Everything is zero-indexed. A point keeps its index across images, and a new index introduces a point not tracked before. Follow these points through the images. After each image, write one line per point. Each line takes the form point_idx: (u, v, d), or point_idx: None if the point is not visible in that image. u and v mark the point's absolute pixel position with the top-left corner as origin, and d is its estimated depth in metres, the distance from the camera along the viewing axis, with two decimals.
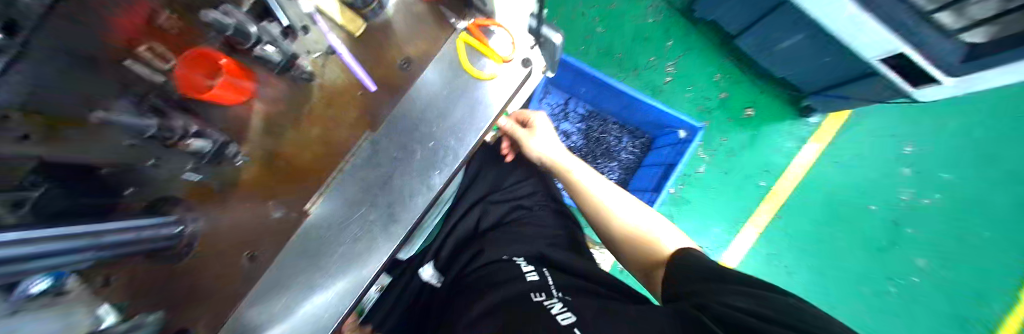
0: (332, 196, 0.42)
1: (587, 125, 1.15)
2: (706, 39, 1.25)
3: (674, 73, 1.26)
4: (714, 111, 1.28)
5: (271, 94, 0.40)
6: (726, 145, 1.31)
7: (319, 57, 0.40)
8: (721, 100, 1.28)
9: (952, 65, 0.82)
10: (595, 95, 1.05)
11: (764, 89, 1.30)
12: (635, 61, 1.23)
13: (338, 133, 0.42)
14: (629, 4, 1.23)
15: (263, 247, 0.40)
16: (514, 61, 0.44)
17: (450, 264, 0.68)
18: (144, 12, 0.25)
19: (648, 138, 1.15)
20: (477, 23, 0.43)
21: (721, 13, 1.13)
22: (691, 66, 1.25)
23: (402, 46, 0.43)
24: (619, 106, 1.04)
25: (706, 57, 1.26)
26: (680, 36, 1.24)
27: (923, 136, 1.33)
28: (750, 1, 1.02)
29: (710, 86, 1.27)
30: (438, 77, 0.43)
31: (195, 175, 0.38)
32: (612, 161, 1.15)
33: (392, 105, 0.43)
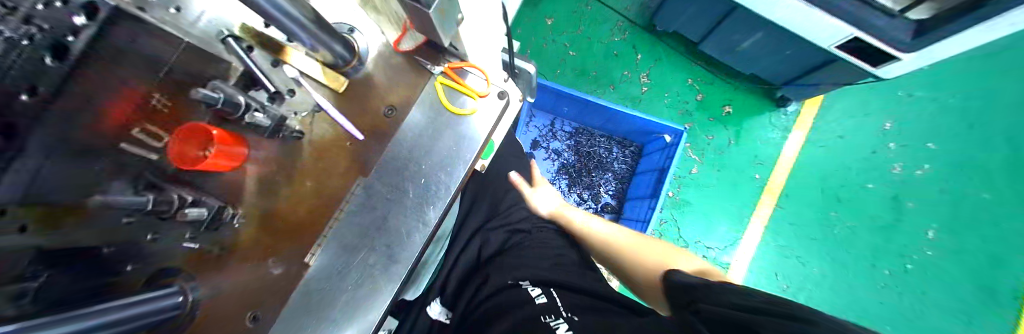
0: (329, 244, 0.41)
1: (576, 141, 1.18)
2: (671, 50, 1.38)
3: (649, 85, 1.35)
4: (694, 113, 1.35)
5: (264, 157, 0.41)
6: (714, 142, 1.35)
7: (305, 116, 0.42)
8: (699, 102, 1.36)
9: (904, 42, 0.79)
10: (579, 112, 1.10)
11: (736, 86, 1.38)
12: (610, 78, 1.33)
13: (330, 183, 0.43)
14: (597, 29, 1.36)
15: (265, 304, 0.39)
16: (491, 94, 0.46)
17: (460, 293, 0.63)
18: (131, 97, 0.30)
19: (637, 146, 1.18)
20: (451, 66, 0.45)
21: (678, 26, 1.27)
22: (662, 75, 1.36)
23: (385, 95, 0.45)
24: (603, 119, 1.08)
25: (674, 65, 1.37)
26: (647, 50, 1.36)
27: (901, 111, 1.38)
28: (698, 15, 1.16)
29: (686, 90, 1.37)
30: (422, 118, 0.45)
31: (194, 243, 0.38)
32: (606, 172, 1.16)
33: (381, 150, 0.44)
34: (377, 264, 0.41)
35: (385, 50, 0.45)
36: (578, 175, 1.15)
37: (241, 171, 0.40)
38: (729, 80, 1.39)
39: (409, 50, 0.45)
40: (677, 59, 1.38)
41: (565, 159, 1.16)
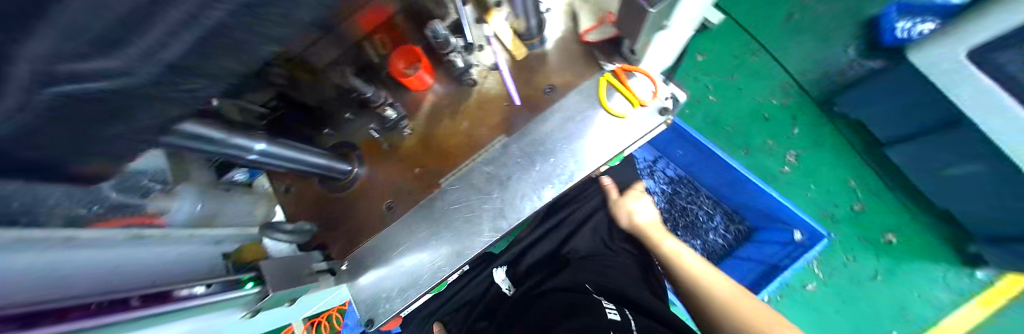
0: (461, 177, 0.48)
1: (674, 189, 0.95)
2: (854, 131, 0.91)
3: (800, 163, 0.93)
4: (844, 223, 0.91)
5: (442, 90, 0.50)
6: (853, 269, 0.90)
7: (485, 68, 0.50)
8: (855, 213, 0.91)
9: None
10: (695, 162, 0.88)
11: (923, 217, 0.90)
12: (748, 139, 0.94)
13: (479, 130, 0.50)
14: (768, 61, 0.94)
15: (398, 201, 0.48)
16: (650, 106, 0.47)
17: (525, 277, 0.68)
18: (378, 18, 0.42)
19: (746, 226, 0.92)
20: (623, 67, 0.47)
21: (878, 112, 0.84)
22: (821, 160, 0.92)
23: (551, 74, 0.49)
24: (720, 181, 0.87)
25: (852, 153, 0.91)
26: (814, 124, 0.92)
27: None
28: (916, 107, 0.77)
29: (842, 192, 0.91)
30: (575, 107, 0.48)
31: (375, 133, 0.49)
32: (698, 238, 0.92)
33: (529, 120, 0.49)
34: (490, 209, 0.46)
35: (568, 38, 0.50)
36: None
37: (421, 94, 0.50)
38: (922, 209, 0.90)
39: (592, 41, 0.48)
40: (847, 149, 0.92)
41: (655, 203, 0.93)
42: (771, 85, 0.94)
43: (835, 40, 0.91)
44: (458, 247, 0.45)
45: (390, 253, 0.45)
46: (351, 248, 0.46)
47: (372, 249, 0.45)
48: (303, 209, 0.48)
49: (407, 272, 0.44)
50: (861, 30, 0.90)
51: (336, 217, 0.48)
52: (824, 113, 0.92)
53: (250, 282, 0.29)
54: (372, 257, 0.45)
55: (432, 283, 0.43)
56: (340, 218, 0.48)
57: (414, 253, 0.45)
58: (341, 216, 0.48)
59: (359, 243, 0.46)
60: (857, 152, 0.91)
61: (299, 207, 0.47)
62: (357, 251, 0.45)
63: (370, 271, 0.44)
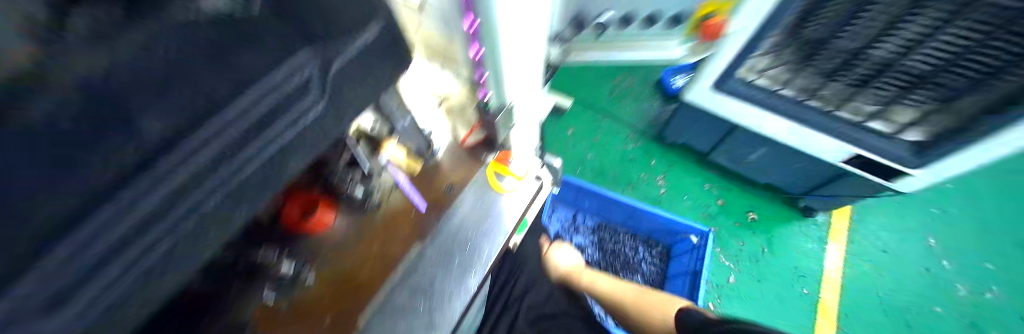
0: (382, 304, 0.46)
1: (599, 237, 1.11)
2: (685, 155, 1.25)
3: (668, 184, 1.21)
4: (717, 217, 1.16)
5: (344, 224, 0.51)
6: (745, 250, 1.11)
7: (388, 189, 0.54)
8: (722, 207, 1.18)
9: (905, 157, 0.75)
10: (602, 207, 1.06)
11: (760, 192, 1.19)
12: (628, 177, 1.22)
13: (394, 247, 0.51)
14: (610, 127, 1.30)
15: None
16: (528, 178, 0.58)
17: None
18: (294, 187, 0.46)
19: (664, 246, 1.07)
20: (500, 155, 0.58)
21: (688, 136, 1.15)
22: (679, 178, 1.22)
23: (448, 176, 0.58)
24: (625, 216, 1.04)
25: (690, 167, 1.24)
26: (661, 155, 1.25)
27: (944, 221, 1.14)
28: (704, 127, 1.06)
29: (705, 195, 1.20)
30: (472, 196, 0.56)
31: (270, 294, 0.44)
32: (635, 274, 1.05)
33: (436, 222, 0.53)
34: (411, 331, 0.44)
35: (454, 145, 0.61)
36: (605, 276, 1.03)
37: (322, 234, 0.49)
38: (761, 186, 1.20)
39: (472, 143, 0.60)
40: (688, 164, 1.24)
41: (590, 256, 1.08)
42: (619, 140, 1.28)
43: (641, 97, 1.34)
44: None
45: None
46: None
47: None
48: None
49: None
50: (653, 88, 1.34)
51: None
52: (660, 144, 1.27)
53: None
54: None
55: None
56: None
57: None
58: None
59: None
60: (694, 163, 1.24)
61: None
62: None
63: None
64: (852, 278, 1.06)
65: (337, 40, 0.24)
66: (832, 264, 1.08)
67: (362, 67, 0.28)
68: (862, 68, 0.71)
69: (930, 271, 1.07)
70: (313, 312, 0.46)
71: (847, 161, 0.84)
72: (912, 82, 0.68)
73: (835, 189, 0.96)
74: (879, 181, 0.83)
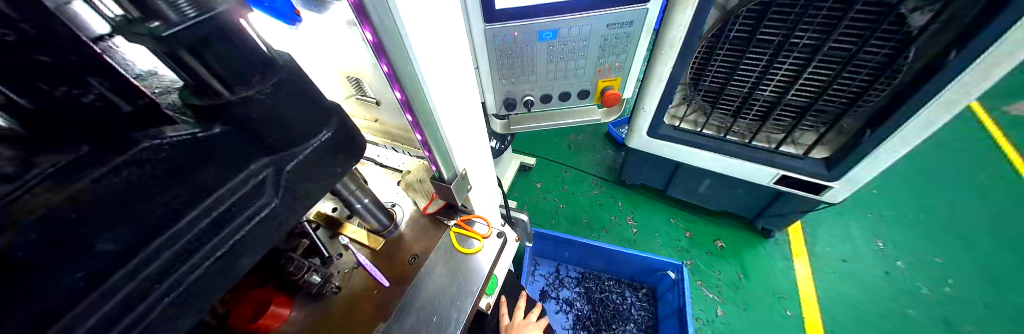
0: None
1: (585, 287, 1.08)
2: (648, 193, 1.35)
3: (639, 222, 1.26)
4: (691, 250, 1.20)
5: (301, 316, 0.50)
6: (725, 278, 1.13)
7: (348, 269, 0.55)
8: (691, 239, 1.23)
9: (825, 173, 0.87)
10: (580, 256, 1.07)
11: (720, 221, 1.28)
12: (600, 219, 1.26)
13: (354, 333, 0.48)
14: (575, 176, 1.42)
15: None
16: (492, 235, 0.61)
17: None
18: (247, 283, 0.49)
19: (649, 287, 1.06)
20: (462, 217, 0.62)
21: (644, 178, 1.25)
22: (646, 216, 1.28)
23: (412, 245, 0.59)
24: (603, 261, 1.05)
25: (655, 206, 1.32)
26: (625, 196, 1.34)
27: (881, 223, 1.25)
28: (654, 169, 1.17)
29: (675, 229, 1.25)
30: (438, 262, 0.57)
31: None
32: (627, 323, 0.98)
33: (401, 295, 0.52)
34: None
35: (415, 214, 0.63)
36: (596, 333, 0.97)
37: (277, 329, 0.48)
38: (719, 214, 1.30)
39: (432, 211, 0.63)
40: (652, 202, 1.33)
41: (579, 310, 1.03)
42: (584, 186, 1.38)
43: (598, 147, 1.52)
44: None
45: None
46: None
47: None
48: None
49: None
50: (604, 140, 1.55)
51: None
52: (624, 185, 1.37)
53: None
54: None
55: None
56: None
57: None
58: None
59: None
60: (658, 200, 1.33)
61: None
62: None
63: None
64: (828, 291, 1.08)
65: (295, 146, 0.29)
66: (807, 279, 1.11)
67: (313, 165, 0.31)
68: (757, 106, 0.86)
69: (891, 273, 1.11)
70: None
71: (778, 181, 0.94)
72: (798, 113, 0.83)
73: (777, 207, 1.07)
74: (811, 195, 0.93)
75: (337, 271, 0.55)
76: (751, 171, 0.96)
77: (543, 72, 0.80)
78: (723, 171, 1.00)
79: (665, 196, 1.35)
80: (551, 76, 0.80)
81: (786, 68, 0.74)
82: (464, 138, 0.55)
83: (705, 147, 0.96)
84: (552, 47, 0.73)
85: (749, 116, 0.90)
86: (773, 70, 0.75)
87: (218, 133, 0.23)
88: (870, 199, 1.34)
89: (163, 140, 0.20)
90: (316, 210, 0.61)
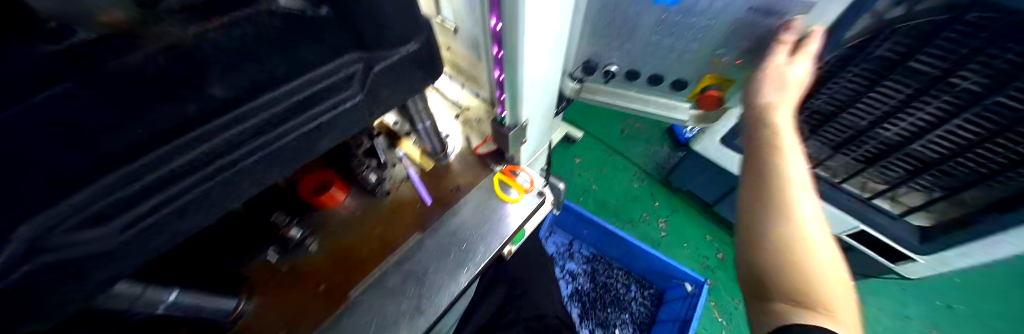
0: (372, 283, 0.49)
1: (592, 267, 1.10)
2: (692, 202, 1.26)
3: (671, 228, 1.21)
4: (717, 271, 1.14)
5: (354, 204, 0.56)
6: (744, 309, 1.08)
7: (398, 179, 0.59)
8: (722, 261, 1.16)
9: (913, 243, 0.76)
10: (599, 238, 1.06)
11: None
12: (629, 213, 1.24)
13: (395, 234, 0.54)
14: (620, 163, 1.35)
15: (299, 325, 0.45)
16: (533, 192, 0.59)
17: None
18: (318, 163, 0.55)
19: (657, 288, 1.05)
20: (508, 167, 0.61)
21: (695, 185, 1.16)
22: (683, 224, 1.22)
23: (458, 177, 0.61)
24: (622, 251, 1.03)
25: (696, 218, 1.24)
26: (665, 198, 1.27)
27: (948, 320, 1.08)
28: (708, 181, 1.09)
29: (706, 246, 1.18)
30: (476, 199, 0.58)
31: (273, 255, 0.48)
32: (624, 313, 1.01)
33: (440, 216, 0.56)
34: (393, 318, 0.46)
35: (466, 150, 0.64)
36: (591, 309, 1.01)
37: (333, 208, 0.54)
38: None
39: (483, 152, 0.63)
40: (695, 212, 1.25)
41: (579, 284, 1.07)
42: (627, 177, 1.32)
43: (655, 140, 1.39)
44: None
45: None
46: None
47: None
48: None
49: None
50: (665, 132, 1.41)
51: None
52: (668, 187, 1.29)
53: None
54: None
55: None
56: None
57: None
58: None
59: None
60: (702, 213, 1.23)
61: None
62: None
63: None
64: None
65: (385, 50, 0.29)
66: None
67: (398, 74, 0.32)
68: (868, 146, 0.72)
69: None
70: (308, 278, 0.48)
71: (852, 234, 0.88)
72: (918, 168, 0.69)
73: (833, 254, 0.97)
74: (876, 254, 0.88)
75: (391, 177, 0.59)
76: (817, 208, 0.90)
77: (641, 42, 0.60)
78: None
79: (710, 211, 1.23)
80: (648, 50, 0.61)
81: (919, 118, 0.61)
82: (537, 83, 0.50)
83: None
84: (665, 16, 0.53)
85: (854, 153, 0.76)
86: (902, 114, 0.62)
87: (322, 13, 0.29)
88: (947, 288, 1.15)
89: (280, 7, 0.27)
90: (382, 119, 0.63)
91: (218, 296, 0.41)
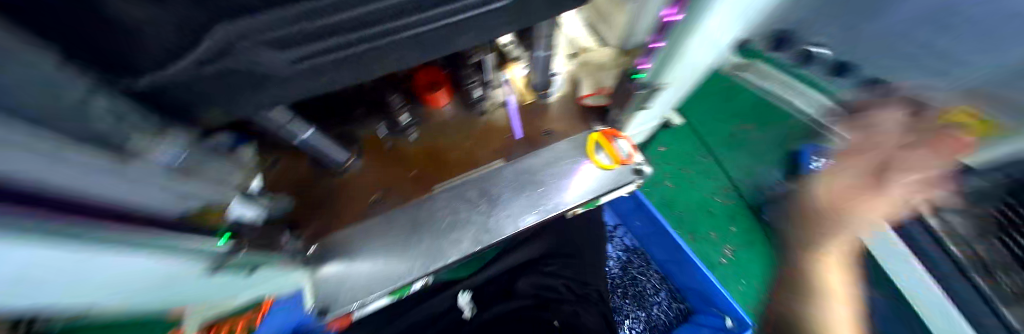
0: (452, 188, 0.52)
1: (627, 256, 1.10)
2: None
3: (736, 259, 1.07)
4: None
5: (453, 111, 0.57)
6: None
7: (497, 102, 0.58)
8: None
9: None
10: (648, 233, 1.02)
11: None
12: (694, 224, 1.10)
13: (480, 152, 0.56)
14: (712, 169, 1.15)
15: (393, 196, 0.52)
16: (628, 165, 0.54)
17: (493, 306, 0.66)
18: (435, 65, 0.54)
19: (688, 306, 1.01)
20: (610, 130, 0.54)
21: None
22: (753, 260, 1.06)
23: (552, 121, 0.58)
24: (670, 257, 0.98)
25: None
26: (746, 226, 1.08)
27: None
28: None
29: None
30: (567, 149, 0.54)
31: (383, 131, 0.54)
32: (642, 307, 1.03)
33: (525, 152, 0.55)
34: (458, 223, 0.50)
35: (569, 97, 0.59)
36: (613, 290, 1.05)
37: (438, 108, 0.56)
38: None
39: (589, 105, 0.57)
40: None
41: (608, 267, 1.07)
42: (712, 186, 1.13)
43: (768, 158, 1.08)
44: (429, 244, 0.48)
45: (344, 235, 0.48)
46: (322, 231, 0.49)
47: (347, 237, 0.48)
48: (275, 185, 0.51)
49: (372, 267, 0.47)
50: None
51: (323, 201, 0.51)
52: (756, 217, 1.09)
53: None
54: (340, 241, 0.48)
55: (397, 280, 0.46)
56: (326, 200, 0.51)
57: (376, 259, 0.47)
58: (327, 199, 0.51)
59: (330, 229, 0.49)
60: None
61: (271, 183, 0.51)
62: (326, 236, 0.49)
63: (327, 262, 0.47)
64: None
65: None
66: None
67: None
68: None
69: None
70: (405, 161, 0.54)
71: None
72: None
73: None
74: None
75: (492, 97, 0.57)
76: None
77: None
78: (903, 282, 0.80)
79: None
80: None
81: None
82: (714, 32, 0.40)
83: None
84: None
85: None
86: None
87: None
88: None
89: None
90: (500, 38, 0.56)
91: (331, 150, 0.48)
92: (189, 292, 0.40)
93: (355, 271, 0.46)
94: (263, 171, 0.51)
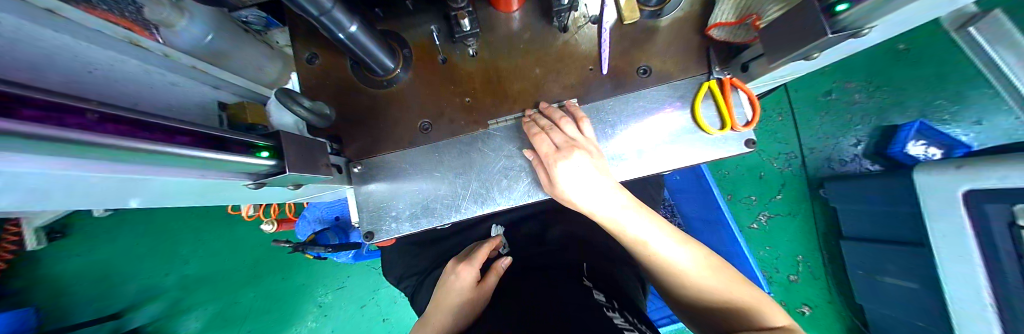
0: (511, 125, 0.43)
1: None
2: (814, 219, 1.12)
3: (767, 227, 1.14)
4: (774, 283, 1.13)
5: (529, 22, 0.44)
6: None
7: (585, 17, 0.43)
8: (788, 283, 1.13)
9: None
10: (690, 186, 1.03)
11: (835, 301, 1.11)
12: (736, 189, 1.16)
13: (550, 85, 0.44)
14: (779, 137, 1.13)
15: (439, 122, 0.44)
16: (748, 131, 0.40)
17: (523, 238, 0.66)
18: None
19: None
20: (733, 81, 0.40)
21: (859, 207, 0.97)
22: (783, 230, 1.14)
23: (653, 55, 0.43)
24: None
25: (803, 235, 1.13)
26: (792, 197, 1.13)
27: None
28: (879, 210, 0.93)
29: (787, 264, 1.14)
30: (668, 97, 0.41)
31: (438, 37, 0.43)
32: None
33: (609, 93, 0.43)
34: (515, 171, 0.42)
35: (689, 25, 0.42)
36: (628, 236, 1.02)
37: (511, 9, 0.42)
38: (842, 293, 1.10)
39: (714, 38, 0.41)
40: (809, 230, 1.13)
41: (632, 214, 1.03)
42: (773, 153, 1.14)
43: (852, 129, 1.07)
44: (480, 185, 0.41)
45: (390, 153, 0.43)
46: (363, 150, 0.43)
47: (391, 158, 0.43)
48: (315, 89, 0.44)
49: (420, 185, 0.42)
50: (878, 131, 1.05)
51: (362, 113, 0.44)
52: (810, 191, 1.12)
53: (265, 152, 0.28)
54: (383, 158, 0.43)
55: (445, 215, 0.41)
56: (365, 113, 0.44)
57: (419, 180, 0.42)
58: (367, 112, 0.44)
59: (371, 147, 0.43)
60: (817, 236, 1.12)
61: (310, 84, 0.44)
62: (368, 154, 0.43)
63: (368, 180, 0.43)
64: None
65: None
66: None
67: None
68: None
69: None
70: (458, 80, 0.44)
71: None
72: None
73: None
74: None
75: (579, 10, 0.43)
76: (976, 318, 0.75)
77: None
78: (946, 296, 0.80)
79: (830, 241, 1.11)
80: None
81: None
82: None
83: (980, 265, 0.72)
84: None
85: None
86: None
87: None
88: None
89: None
90: None
91: (379, 52, 0.38)
92: (253, 196, 0.41)
93: (398, 187, 0.42)
94: (299, 68, 0.44)
